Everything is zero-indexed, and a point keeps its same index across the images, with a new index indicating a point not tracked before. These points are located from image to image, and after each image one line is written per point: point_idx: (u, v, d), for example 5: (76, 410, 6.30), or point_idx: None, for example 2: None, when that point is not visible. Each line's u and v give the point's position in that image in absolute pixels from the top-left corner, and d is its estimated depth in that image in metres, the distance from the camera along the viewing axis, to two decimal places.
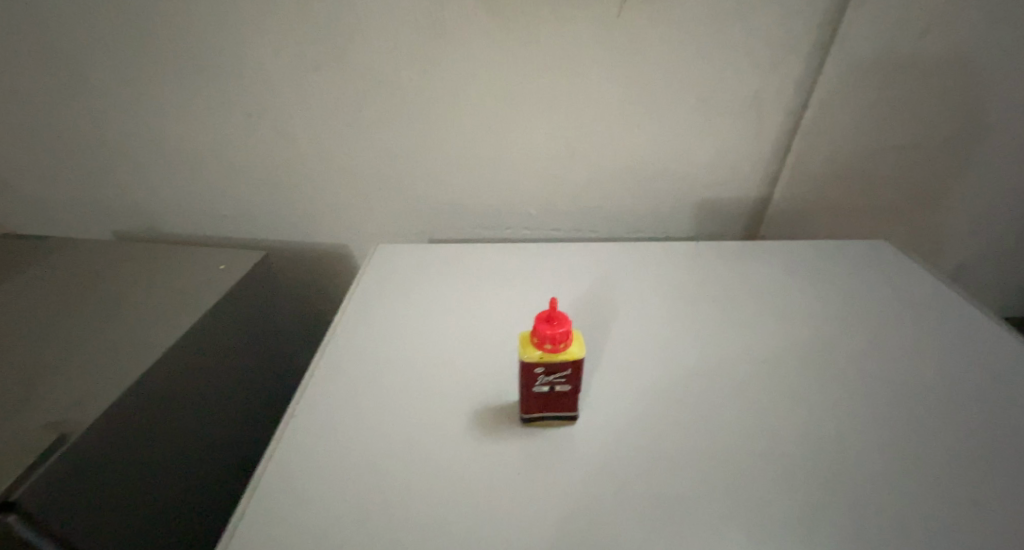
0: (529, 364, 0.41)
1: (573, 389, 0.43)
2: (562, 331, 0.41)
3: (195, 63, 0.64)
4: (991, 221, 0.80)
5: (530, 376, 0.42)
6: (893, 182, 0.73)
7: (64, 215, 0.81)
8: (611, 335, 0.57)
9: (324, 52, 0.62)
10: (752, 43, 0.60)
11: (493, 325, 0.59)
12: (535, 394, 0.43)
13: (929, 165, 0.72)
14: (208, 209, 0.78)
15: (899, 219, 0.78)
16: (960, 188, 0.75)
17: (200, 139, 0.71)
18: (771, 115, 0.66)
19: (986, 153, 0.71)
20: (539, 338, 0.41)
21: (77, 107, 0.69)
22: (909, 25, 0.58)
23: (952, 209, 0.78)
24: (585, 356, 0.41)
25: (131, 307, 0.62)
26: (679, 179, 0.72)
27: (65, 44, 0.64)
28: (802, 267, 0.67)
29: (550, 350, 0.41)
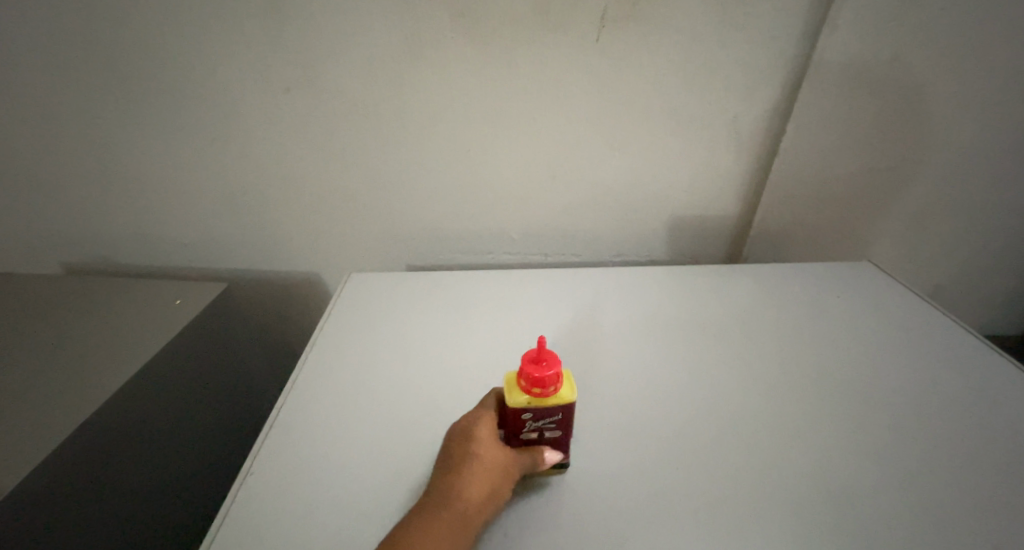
0: (516, 410, 0.38)
1: (564, 433, 0.40)
2: (553, 376, 0.37)
3: (157, 85, 0.61)
4: (960, 244, 0.82)
5: (517, 423, 0.39)
6: (869, 204, 0.74)
7: (6, 245, 0.75)
8: (596, 363, 0.55)
9: (294, 74, 0.60)
10: (728, 66, 0.60)
11: (475, 356, 0.56)
12: (524, 442, 0.40)
13: (902, 187, 0.73)
14: (170, 237, 0.74)
15: (874, 242, 0.79)
16: (930, 211, 0.77)
17: (160, 163, 0.67)
18: (747, 138, 0.66)
19: (956, 176, 0.73)
20: (526, 382, 0.37)
21: (20, 130, 0.64)
22: (879, 51, 0.60)
23: (925, 230, 0.79)
24: (576, 400, 0.38)
25: (75, 345, 0.57)
26: (660, 202, 0.71)
27: (7, 64, 0.59)
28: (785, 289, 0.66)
29: (539, 395, 0.38)
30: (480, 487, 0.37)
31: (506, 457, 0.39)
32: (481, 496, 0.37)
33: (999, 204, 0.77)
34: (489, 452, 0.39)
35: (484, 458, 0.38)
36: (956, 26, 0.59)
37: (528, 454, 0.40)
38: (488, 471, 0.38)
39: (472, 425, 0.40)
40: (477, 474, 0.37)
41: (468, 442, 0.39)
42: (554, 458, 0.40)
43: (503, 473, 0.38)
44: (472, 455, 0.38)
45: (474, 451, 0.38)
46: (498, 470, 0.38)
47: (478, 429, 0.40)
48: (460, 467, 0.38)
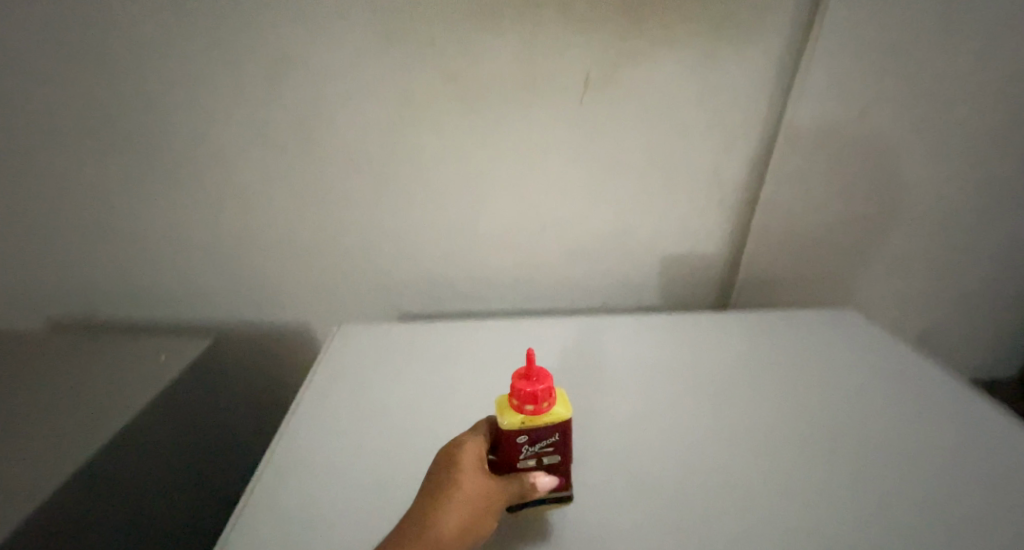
0: (510, 431, 0.36)
1: (563, 458, 0.39)
2: (545, 390, 0.37)
3: (159, 144, 0.63)
4: (945, 291, 0.83)
5: (512, 448, 0.37)
6: (851, 250, 0.76)
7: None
8: (588, 410, 0.53)
9: (294, 133, 0.63)
10: (707, 123, 0.64)
11: (468, 406, 0.54)
12: (521, 471, 0.38)
13: (882, 234, 0.75)
14: (160, 291, 0.74)
15: (859, 286, 0.80)
16: (911, 257, 0.79)
17: (156, 217, 0.68)
18: (729, 189, 0.69)
19: (932, 225, 0.75)
20: (518, 400, 0.37)
21: (20, 187, 0.65)
22: (847, 108, 0.63)
23: (908, 276, 0.81)
24: (572, 417, 0.37)
25: (54, 398, 0.55)
26: (648, 251, 0.73)
27: (15, 125, 0.61)
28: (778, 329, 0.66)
29: (532, 413, 0.37)
30: (460, 519, 0.35)
31: (490, 487, 0.37)
32: (460, 529, 0.35)
33: (977, 250, 0.79)
34: (474, 482, 0.37)
35: (466, 486, 0.36)
36: (919, 86, 0.63)
37: (517, 483, 0.37)
38: (470, 502, 0.36)
39: (457, 451, 0.38)
40: (456, 504, 0.35)
41: (452, 468, 0.37)
42: (551, 484, 0.38)
43: (486, 507, 0.36)
44: (455, 483, 0.36)
45: (456, 479, 0.36)
46: (480, 502, 0.36)
47: (464, 455, 0.38)
48: (442, 495, 0.36)
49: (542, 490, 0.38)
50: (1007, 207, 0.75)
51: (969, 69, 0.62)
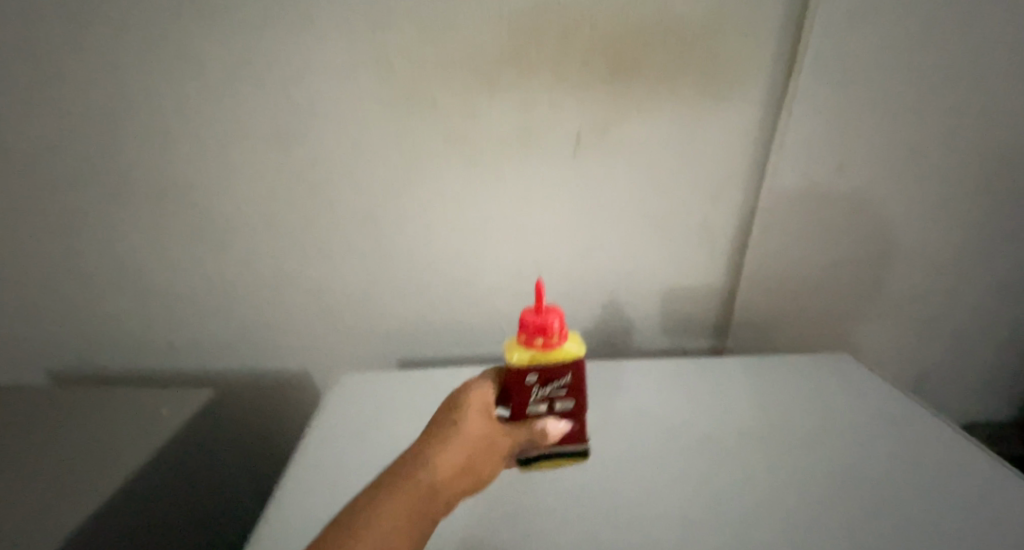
0: (524, 363, 0.41)
1: (577, 403, 0.44)
2: (554, 326, 0.42)
3: (171, 200, 0.66)
4: (969, 350, 0.79)
5: (527, 383, 0.42)
6: (854, 299, 0.75)
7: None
8: (592, 447, 0.53)
9: (300, 188, 0.66)
10: (695, 175, 0.66)
11: None
12: (531, 417, 0.43)
13: (888, 285, 0.74)
14: (166, 341, 0.75)
15: (869, 339, 0.78)
16: (927, 312, 0.76)
17: (165, 269, 0.70)
18: (720, 236, 0.71)
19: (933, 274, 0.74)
20: (530, 335, 0.42)
21: (38, 244, 0.68)
22: (829, 159, 0.65)
23: (926, 333, 0.78)
24: (584, 355, 0.42)
25: (52, 446, 0.56)
26: (644, 296, 0.74)
27: (37, 187, 0.65)
28: (778, 369, 0.66)
29: (542, 347, 0.42)
30: (462, 456, 0.40)
31: (491, 434, 0.42)
32: (461, 465, 0.39)
33: None
34: (477, 425, 0.42)
35: (472, 426, 0.41)
36: (907, 138, 0.64)
37: (522, 430, 0.43)
38: (472, 441, 0.41)
39: (466, 399, 0.44)
40: (463, 440, 0.40)
41: (458, 412, 0.43)
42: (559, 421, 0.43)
43: (486, 450, 0.41)
44: (460, 424, 0.41)
45: (464, 420, 0.42)
46: (481, 446, 0.41)
47: (471, 401, 0.44)
48: (447, 433, 0.41)
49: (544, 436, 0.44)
50: None
51: (957, 122, 0.63)
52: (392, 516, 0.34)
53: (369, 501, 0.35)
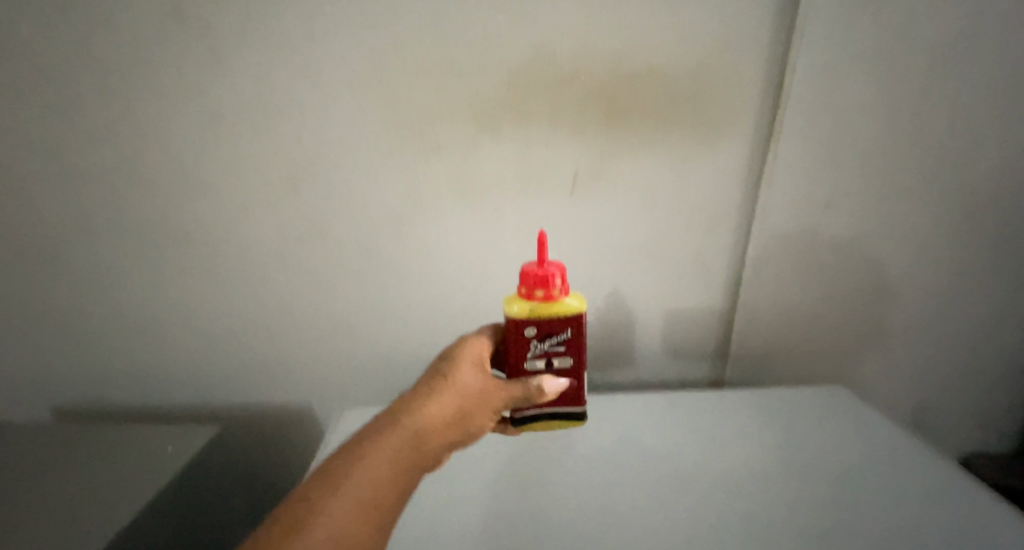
0: (526, 312, 0.47)
1: (576, 359, 0.49)
2: (556, 281, 0.47)
3: (185, 240, 0.69)
4: (969, 382, 0.80)
5: (529, 332, 0.47)
6: (850, 332, 0.76)
7: (5, 383, 0.77)
8: (593, 479, 0.53)
9: (308, 227, 0.68)
10: (688, 213, 0.69)
11: (470, 480, 0.54)
12: (529, 369, 0.48)
13: (883, 318, 0.75)
14: (172, 375, 0.76)
15: (867, 372, 0.79)
16: (925, 344, 0.77)
17: (176, 306, 0.72)
18: (715, 271, 0.73)
19: (927, 307, 0.75)
20: (533, 286, 0.47)
21: (56, 281, 0.71)
22: (816, 197, 0.68)
23: (923, 366, 0.78)
24: (586, 309, 0.48)
25: (55, 483, 0.56)
26: (642, 329, 0.76)
27: (58, 228, 0.68)
28: (776, 401, 0.66)
29: (544, 299, 0.47)
30: (456, 399, 0.45)
31: (484, 382, 0.47)
32: (455, 410, 0.45)
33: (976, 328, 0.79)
34: (470, 374, 0.47)
35: (464, 379, 0.47)
36: (890, 176, 0.67)
37: (512, 384, 0.48)
38: (465, 391, 0.46)
39: (461, 354, 0.49)
40: (454, 390, 0.46)
41: (452, 366, 0.48)
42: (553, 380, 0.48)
43: (479, 396, 0.46)
44: (454, 373, 0.47)
45: (456, 373, 0.47)
46: (475, 392, 0.46)
47: (464, 354, 0.49)
48: (441, 383, 0.46)
49: (538, 389, 0.48)
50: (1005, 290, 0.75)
51: (936, 161, 0.67)
52: (392, 445, 0.40)
53: (370, 434, 0.40)
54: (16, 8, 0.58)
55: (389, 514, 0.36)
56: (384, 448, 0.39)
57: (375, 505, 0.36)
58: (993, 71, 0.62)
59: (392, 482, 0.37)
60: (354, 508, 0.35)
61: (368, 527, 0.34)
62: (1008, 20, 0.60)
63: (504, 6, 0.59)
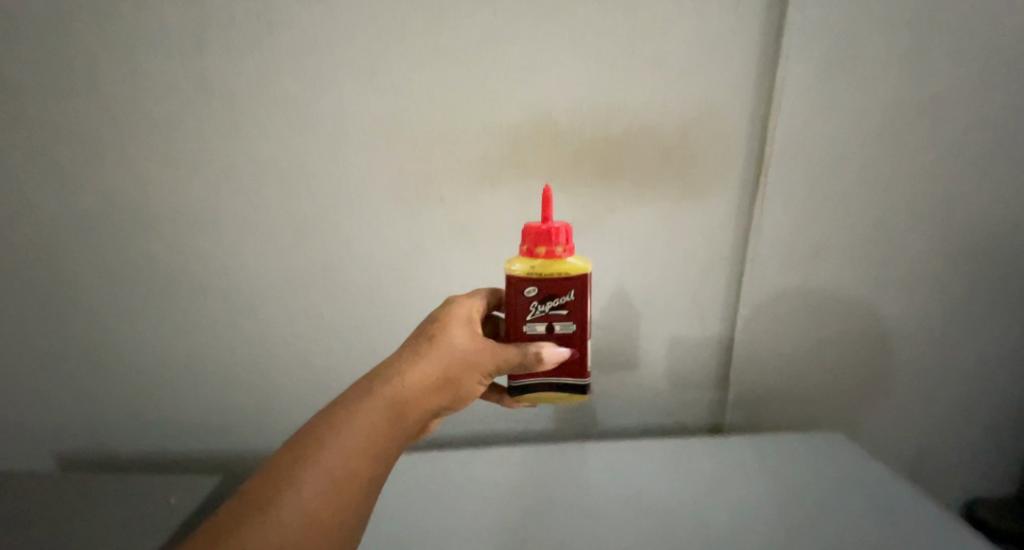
0: (528, 270, 0.47)
1: (579, 325, 0.48)
2: (559, 238, 0.47)
3: (197, 289, 0.71)
4: (971, 424, 0.79)
5: (530, 292, 0.47)
6: (848, 376, 0.77)
7: (19, 431, 0.79)
8: (595, 528, 0.53)
9: (316, 275, 0.71)
10: (681, 260, 0.71)
11: (472, 527, 0.54)
12: (528, 333, 0.48)
13: (877, 362, 0.76)
14: (181, 421, 0.78)
15: (864, 417, 0.79)
16: (924, 386, 0.77)
17: (185, 353, 0.74)
18: (711, 316, 0.74)
19: (923, 350, 0.75)
20: (536, 243, 0.47)
21: (71, 331, 0.73)
22: (804, 245, 0.70)
23: (924, 408, 0.78)
24: (590, 270, 0.47)
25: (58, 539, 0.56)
26: (642, 372, 0.77)
27: (76, 280, 0.71)
28: (776, 446, 0.67)
29: (546, 257, 0.47)
30: (438, 361, 0.47)
31: (470, 342, 0.49)
32: (438, 373, 0.47)
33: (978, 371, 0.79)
34: (455, 336, 0.49)
35: (449, 342, 0.48)
36: (877, 225, 0.69)
37: (501, 346, 0.48)
38: (449, 354, 0.48)
39: (450, 317, 0.51)
40: (438, 352, 0.47)
41: (439, 329, 0.50)
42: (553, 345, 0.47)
43: (463, 357, 0.48)
44: (439, 335, 0.49)
45: (441, 336, 0.49)
46: (458, 353, 0.48)
47: (453, 316, 0.51)
48: (427, 346, 0.48)
49: (532, 357, 0.47)
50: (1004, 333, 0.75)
51: (920, 211, 0.69)
52: (370, 409, 0.43)
53: (350, 400, 0.44)
54: (43, 73, 0.62)
55: (361, 478, 0.40)
56: (362, 412, 0.43)
57: (351, 467, 0.40)
58: (968, 128, 0.66)
59: (367, 447, 0.41)
60: (327, 474, 0.39)
61: (342, 485, 0.39)
62: (980, 81, 0.64)
63: (502, 70, 0.63)
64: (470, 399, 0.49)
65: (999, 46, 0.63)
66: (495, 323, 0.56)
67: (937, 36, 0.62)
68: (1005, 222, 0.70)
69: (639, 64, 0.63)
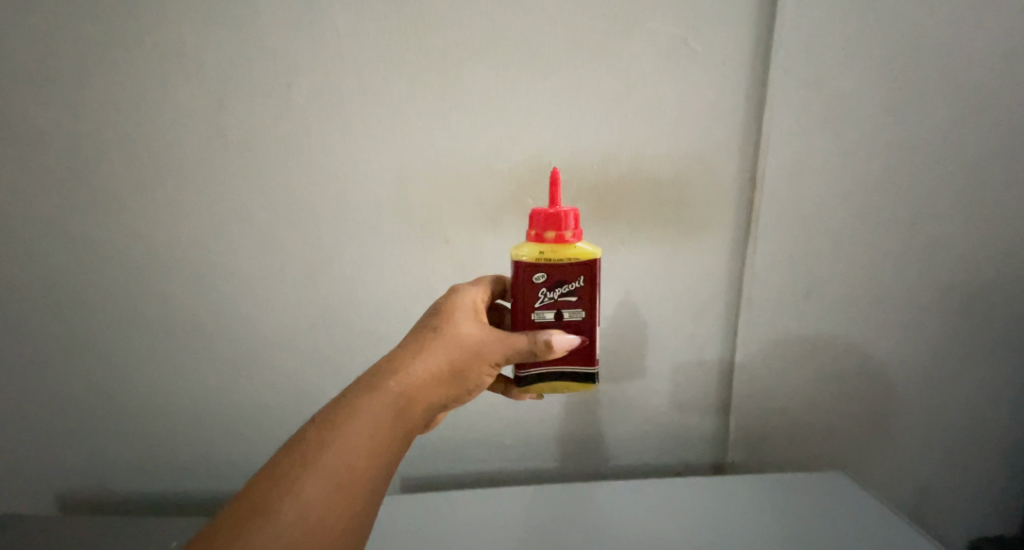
0: (537, 256, 0.48)
1: (588, 311, 0.50)
2: (568, 223, 0.49)
3: (206, 332, 0.73)
4: (977, 459, 0.79)
5: (539, 278, 0.49)
6: (848, 412, 0.77)
7: (30, 472, 0.80)
8: None
9: (322, 317, 0.73)
10: (678, 299, 0.73)
11: None
12: (538, 319, 0.50)
13: (876, 400, 0.77)
14: (189, 460, 0.79)
15: (866, 454, 0.79)
16: (926, 421, 0.77)
17: (193, 393, 0.76)
18: (709, 353, 0.75)
19: (922, 386, 0.76)
20: (545, 229, 0.49)
21: (82, 374, 0.75)
22: (797, 284, 0.71)
23: (927, 443, 0.78)
24: (600, 255, 0.50)
25: None
26: (643, 409, 0.78)
27: (88, 324, 0.73)
28: (777, 483, 0.67)
29: (556, 240, 0.49)
30: (444, 354, 0.47)
31: (476, 333, 0.49)
32: (446, 364, 0.47)
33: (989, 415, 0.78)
34: (461, 327, 0.49)
35: (456, 333, 0.49)
36: (869, 264, 0.71)
37: (509, 337, 0.49)
38: (456, 346, 0.48)
39: (455, 306, 0.51)
40: (445, 345, 0.48)
41: (445, 319, 0.50)
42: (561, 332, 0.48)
43: (470, 348, 0.48)
44: (444, 327, 0.49)
45: (447, 326, 0.49)
46: (465, 345, 0.48)
47: (458, 306, 0.51)
48: (433, 337, 0.48)
49: (542, 344, 0.48)
50: (1003, 368, 0.75)
51: (912, 253, 0.70)
52: (377, 404, 0.43)
53: (354, 395, 0.44)
54: (64, 130, 0.65)
55: (370, 476, 0.40)
56: (369, 408, 0.43)
57: (359, 465, 0.40)
58: (957, 172, 0.67)
59: (374, 444, 0.41)
60: (334, 472, 0.39)
61: (351, 484, 0.39)
62: (964, 128, 0.66)
63: (502, 122, 0.66)
64: (475, 390, 0.50)
65: (981, 92, 0.64)
66: (498, 313, 0.57)
67: (920, 86, 0.64)
68: (998, 262, 0.71)
69: (633, 116, 0.65)
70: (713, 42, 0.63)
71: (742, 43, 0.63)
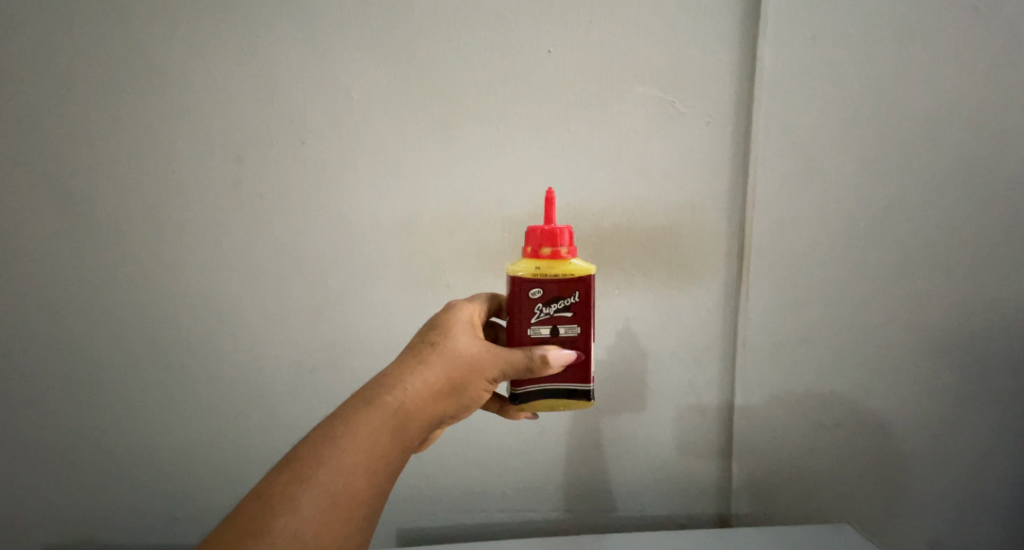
0: (534, 271, 0.50)
1: (583, 328, 0.51)
2: (564, 240, 0.51)
3: (206, 373, 0.74)
4: (992, 514, 0.76)
5: (535, 292, 0.50)
6: (853, 462, 0.76)
7: (17, 522, 0.78)
8: None
9: (322, 358, 0.73)
10: (674, 344, 0.74)
11: None
12: (534, 334, 0.51)
13: (880, 450, 0.75)
14: (181, 507, 0.77)
15: (875, 507, 0.77)
16: (934, 473, 0.76)
17: (190, 437, 0.75)
18: (708, 400, 0.75)
19: (925, 434, 0.75)
20: (541, 245, 0.51)
21: (77, 418, 0.74)
22: (791, 330, 0.72)
23: (936, 496, 0.76)
24: (594, 271, 0.51)
25: None
26: (643, 458, 0.76)
27: (88, 367, 0.73)
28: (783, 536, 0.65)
29: (551, 255, 0.51)
30: (443, 369, 0.48)
31: (474, 348, 0.50)
32: (444, 380, 0.48)
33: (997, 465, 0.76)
34: (460, 342, 0.50)
35: (454, 348, 0.49)
36: (860, 311, 0.72)
37: (507, 352, 0.50)
38: (454, 361, 0.49)
39: (453, 322, 0.52)
40: (443, 359, 0.49)
41: (443, 335, 0.50)
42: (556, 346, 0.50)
43: (468, 364, 0.49)
44: (444, 341, 0.50)
45: (444, 341, 0.50)
46: (463, 360, 0.49)
47: (455, 322, 0.52)
48: (430, 353, 0.49)
49: (539, 360, 0.49)
50: (1007, 417, 0.74)
51: (900, 299, 0.72)
52: (374, 420, 0.44)
53: (354, 409, 0.45)
54: (89, 180, 0.69)
55: (366, 493, 0.41)
56: (366, 424, 0.44)
57: (355, 482, 0.41)
58: (936, 221, 0.70)
59: (370, 461, 0.42)
60: (330, 491, 0.40)
61: (346, 502, 0.40)
62: (939, 181, 0.69)
63: (502, 173, 0.70)
64: (474, 407, 0.50)
65: (950, 148, 0.68)
66: (493, 330, 0.58)
67: (891, 143, 0.68)
68: (989, 309, 0.72)
69: (625, 169, 0.70)
70: (695, 103, 0.68)
71: (723, 105, 0.68)
